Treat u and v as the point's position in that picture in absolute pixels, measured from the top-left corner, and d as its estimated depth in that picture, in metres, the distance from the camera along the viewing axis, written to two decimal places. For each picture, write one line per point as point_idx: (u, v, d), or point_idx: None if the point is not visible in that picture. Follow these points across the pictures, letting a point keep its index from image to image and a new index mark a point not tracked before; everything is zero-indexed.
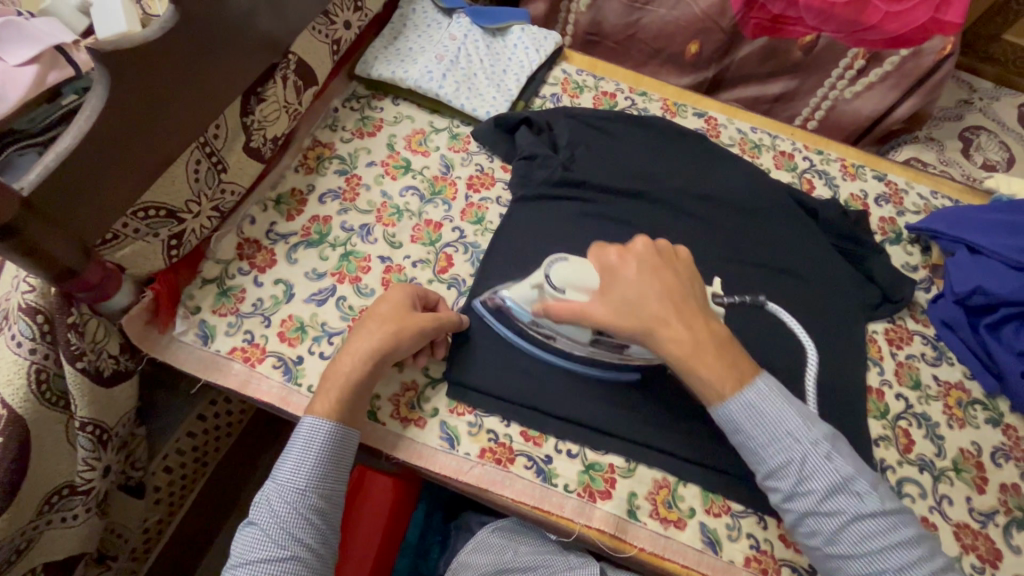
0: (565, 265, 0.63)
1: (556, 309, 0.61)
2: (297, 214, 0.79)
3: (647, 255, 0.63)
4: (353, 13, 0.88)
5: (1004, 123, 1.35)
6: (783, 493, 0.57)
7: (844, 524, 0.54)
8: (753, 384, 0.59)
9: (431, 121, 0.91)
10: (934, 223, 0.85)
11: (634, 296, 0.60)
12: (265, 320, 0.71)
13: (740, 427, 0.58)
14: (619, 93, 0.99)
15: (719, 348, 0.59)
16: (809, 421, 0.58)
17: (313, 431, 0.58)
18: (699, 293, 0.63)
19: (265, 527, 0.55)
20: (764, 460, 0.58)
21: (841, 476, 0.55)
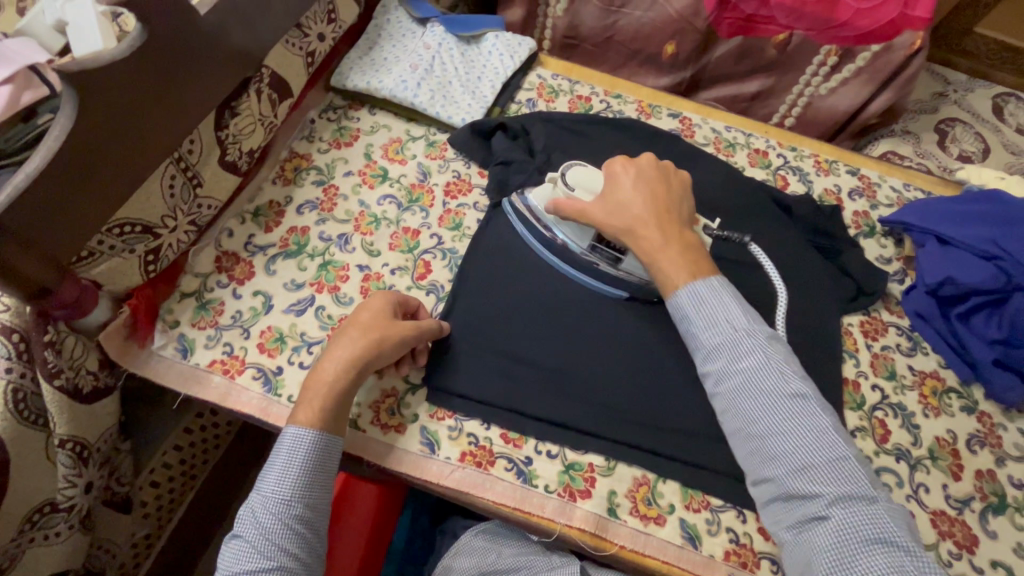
0: (579, 170, 0.75)
1: (563, 206, 0.73)
2: (275, 225, 0.80)
3: (646, 168, 0.73)
4: (327, 25, 0.89)
5: (979, 114, 1.36)
6: (715, 373, 0.62)
7: (765, 402, 0.59)
8: (705, 279, 0.66)
9: (407, 130, 0.92)
10: (906, 216, 0.86)
11: (626, 201, 0.71)
12: (244, 332, 0.71)
13: (686, 315, 0.65)
14: (595, 96, 1.00)
15: (685, 246, 0.68)
16: (751, 317, 0.64)
17: (298, 439, 0.59)
18: (684, 208, 0.72)
19: (251, 538, 0.55)
20: (703, 342, 0.64)
21: (771, 360, 0.60)
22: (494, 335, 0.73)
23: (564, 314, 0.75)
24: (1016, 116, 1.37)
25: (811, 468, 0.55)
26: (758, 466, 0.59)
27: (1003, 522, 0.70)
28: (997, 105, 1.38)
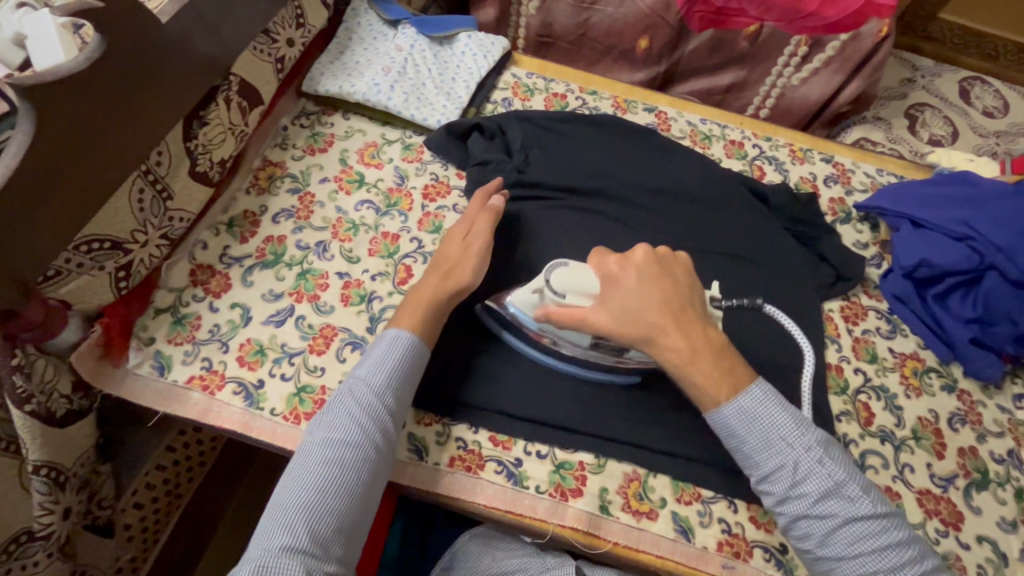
0: (565, 271, 0.66)
1: (557, 316, 0.64)
2: (250, 236, 0.78)
3: (646, 265, 0.65)
4: (296, 30, 0.87)
5: (947, 99, 1.39)
6: (778, 496, 0.57)
7: (834, 526, 0.54)
8: (746, 392, 0.59)
9: (383, 133, 0.90)
10: (880, 200, 0.87)
11: (633, 303, 0.62)
12: (222, 346, 0.70)
13: (736, 434, 0.59)
14: (570, 93, 1.00)
15: (715, 352, 0.61)
16: (802, 426, 0.58)
17: (397, 340, 0.63)
18: (696, 299, 0.65)
19: (345, 411, 0.58)
20: (758, 462, 0.58)
21: (835, 482, 0.55)
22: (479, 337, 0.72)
23: None
24: (982, 98, 1.40)
25: None
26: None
27: (987, 497, 0.71)
28: (964, 88, 1.41)
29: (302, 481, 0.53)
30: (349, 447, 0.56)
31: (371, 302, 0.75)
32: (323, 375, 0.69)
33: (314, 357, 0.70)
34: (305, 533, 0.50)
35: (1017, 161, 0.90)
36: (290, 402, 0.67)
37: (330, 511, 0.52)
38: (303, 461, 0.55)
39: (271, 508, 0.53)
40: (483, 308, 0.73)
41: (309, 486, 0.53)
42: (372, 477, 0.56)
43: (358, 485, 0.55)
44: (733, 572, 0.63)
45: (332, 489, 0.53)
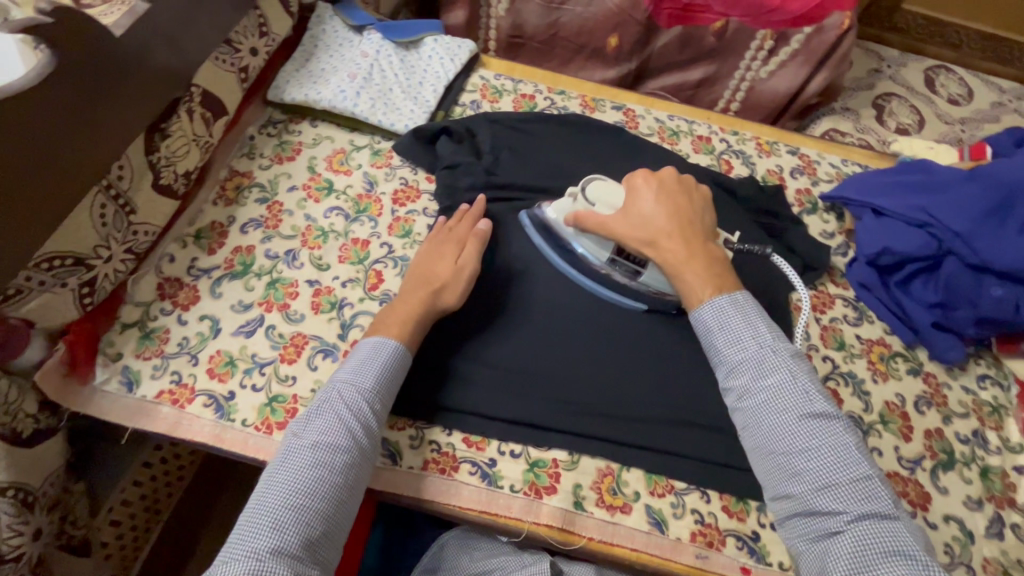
0: (601, 185, 0.73)
1: (584, 218, 0.72)
2: (219, 246, 0.78)
3: (669, 181, 0.72)
4: (259, 39, 0.87)
5: (913, 88, 1.41)
6: (738, 390, 0.61)
7: (786, 421, 0.57)
8: (729, 295, 0.64)
9: (351, 140, 0.90)
10: (844, 191, 0.89)
11: (649, 214, 0.70)
12: (192, 359, 0.69)
13: (710, 332, 0.63)
14: (539, 94, 1.01)
15: (711, 262, 0.66)
16: (777, 336, 0.61)
17: (382, 346, 0.64)
18: (707, 222, 0.71)
19: (326, 417, 0.58)
20: (725, 359, 0.62)
21: (796, 383, 0.58)
22: (451, 339, 0.72)
23: (520, 310, 0.75)
24: (947, 86, 1.43)
25: (834, 489, 0.53)
26: (777, 479, 0.57)
27: (953, 477, 0.73)
28: (929, 77, 1.44)
29: (287, 484, 0.53)
30: (335, 451, 0.56)
31: (342, 309, 0.75)
32: (295, 384, 0.69)
33: (285, 366, 0.70)
34: (292, 536, 0.51)
35: (974, 146, 0.92)
36: (262, 412, 0.67)
37: (315, 513, 0.53)
38: (286, 464, 0.55)
39: (253, 510, 0.53)
40: (526, 216, 0.81)
41: (294, 489, 0.53)
42: (356, 481, 0.57)
43: (342, 489, 0.55)
44: (707, 562, 0.64)
45: (317, 493, 0.54)
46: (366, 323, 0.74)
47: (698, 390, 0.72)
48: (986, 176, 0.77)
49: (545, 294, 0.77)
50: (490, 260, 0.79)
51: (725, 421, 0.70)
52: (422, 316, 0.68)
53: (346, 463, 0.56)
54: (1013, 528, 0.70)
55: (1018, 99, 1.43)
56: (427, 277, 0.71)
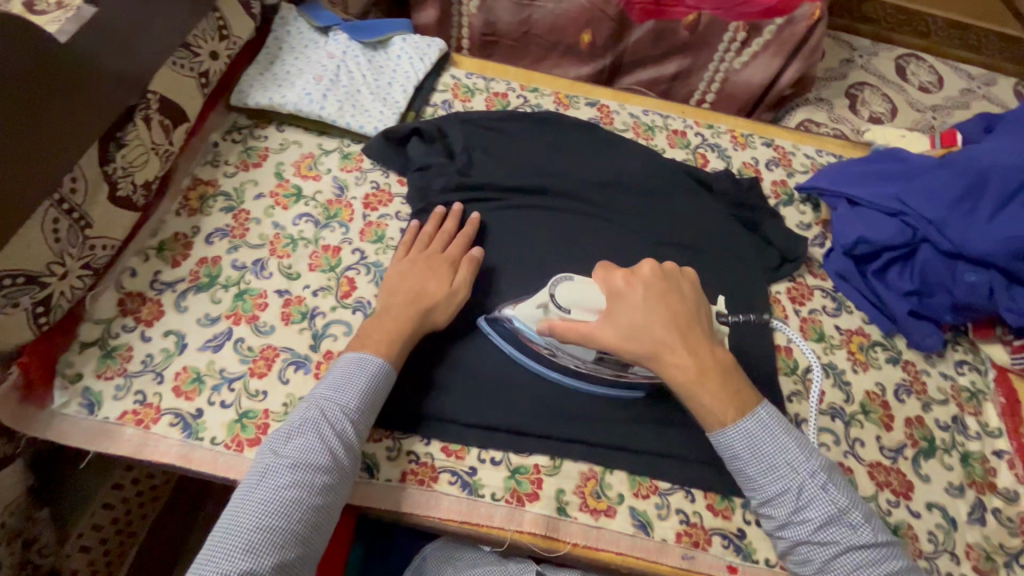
0: (571, 285, 0.65)
1: (562, 329, 0.63)
2: (183, 259, 0.75)
3: (653, 280, 0.65)
4: (220, 42, 0.84)
5: (885, 76, 1.42)
6: (779, 521, 0.59)
7: (837, 552, 0.56)
8: (752, 414, 0.60)
9: (319, 143, 0.88)
10: (818, 181, 0.89)
11: (642, 321, 0.62)
12: (156, 377, 0.67)
13: (739, 458, 0.60)
14: (511, 92, 0.99)
15: (724, 373, 0.61)
16: (806, 451, 0.59)
17: (368, 361, 0.62)
18: (702, 318, 0.65)
19: (306, 436, 0.56)
20: (761, 487, 0.59)
21: (836, 508, 0.57)
22: (427, 345, 0.71)
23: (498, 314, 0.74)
24: (918, 74, 1.44)
25: None
26: None
27: (934, 464, 0.73)
28: (900, 66, 1.45)
29: (265, 505, 0.51)
30: (316, 470, 0.54)
31: (314, 318, 0.73)
32: (266, 399, 0.67)
33: (255, 380, 0.67)
34: (269, 560, 0.49)
35: (944, 133, 0.92)
36: (231, 429, 0.64)
37: (294, 535, 0.51)
38: (264, 483, 0.53)
39: (227, 531, 0.50)
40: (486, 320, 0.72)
41: (272, 510, 0.51)
42: (335, 501, 0.56)
43: (322, 510, 0.54)
44: (693, 563, 0.63)
45: (297, 514, 0.52)
46: (339, 332, 0.72)
47: None
48: (955, 162, 0.77)
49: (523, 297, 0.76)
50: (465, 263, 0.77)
51: None
52: (395, 323, 0.66)
53: (327, 484, 0.55)
54: (994, 512, 0.71)
55: (986, 85, 1.45)
56: (402, 288, 0.69)
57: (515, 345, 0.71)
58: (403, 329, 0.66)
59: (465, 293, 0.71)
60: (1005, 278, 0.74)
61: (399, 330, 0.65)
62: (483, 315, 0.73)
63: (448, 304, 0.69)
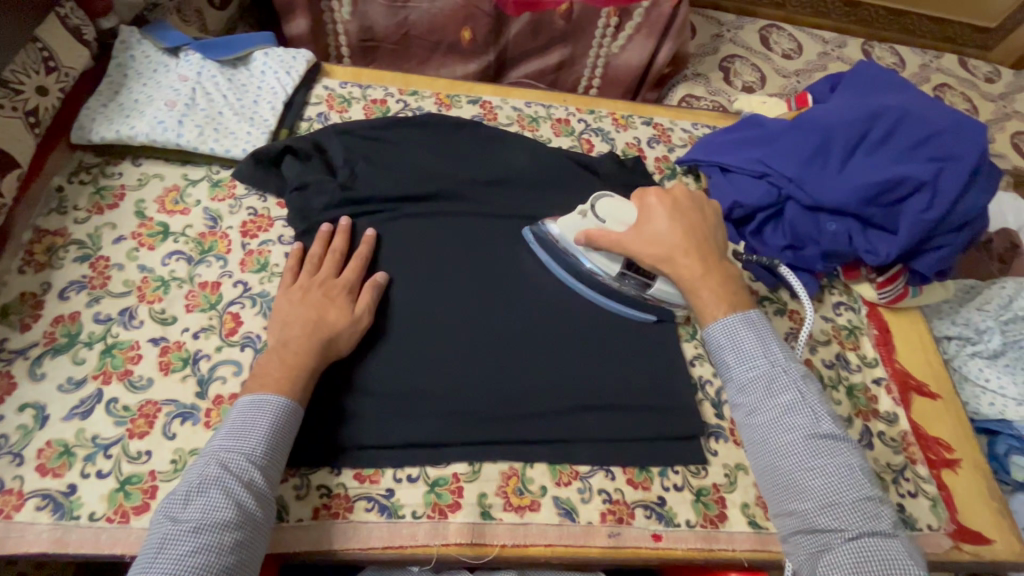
0: (609, 202, 0.76)
1: (597, 235, 0.73)
2: (34, 321, 0.67)
3: (682, 200, 0.75)
4: (47, 75, 0.76)
5: (752, 47, 1.52)
6: (747, 406, 0.63)
7: (795, 437, 0.59)
8: (741, 314, 0.66)
9: (184, 174, 0.82)
10: (694, 153, 0.94)
11: (663, 231, 0.72)
12: (15, 458, 0.59)
13: (721, 348, 0.65)
14: (390, 97, 0.96)
15: (724, 279, 0.69)
16: (787, 355, 0.64)
17: (268, 402, 0.58)
18: (717, 238, 0.74)
19: (210, 496, 0.51)
20: (735, 374, 0.64)
21: (806, 401, 0.60)
22: (326, 372, 0.67)
23: (400, 327, 0.72)
24: (780, 43, 1.55)
25: (838, 509, 0.55)
26: (785, 497, 0.58)
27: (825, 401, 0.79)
28: (764, 36, 1.55)
29: None
30: (223, 529, 0.50)
31: (197, 363, 0.67)
32: (150, 460, 0.61)
33: (135, 442, 0.61)
34: None
35: (798, 98, 0.99)
36: (113, 500, 0.58)
37: None
38: (163, 555, 0.48)
39: None
40: (531, 233, 0.81)
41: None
42: (250, 554, 0.52)
43: (236, 569, 0.50)
44: (620, 539, 0.65)
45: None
46: (229, 373, 0.67)
47: (588, 370, 0.72)
48: (806, 123, 0.84)
49: (424, 305, 0.74)
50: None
51: (617, 395, 0.71)
52: (287, 355, 0.62)
53: (236, 542, 0.51)
54: (879, 436, 0.78)
55: (839, 47, 1.58)
56: (290, 319, 0.65)
57: (556, 254, 0.78)
58: (295, 360, 0.62)
59: (367, 317, 0.69)
60: (860, 224, 0.81)
61: (292, 361, 0.62)
62: (528, 228, 0.81)
63: (344, 329, 0.66)
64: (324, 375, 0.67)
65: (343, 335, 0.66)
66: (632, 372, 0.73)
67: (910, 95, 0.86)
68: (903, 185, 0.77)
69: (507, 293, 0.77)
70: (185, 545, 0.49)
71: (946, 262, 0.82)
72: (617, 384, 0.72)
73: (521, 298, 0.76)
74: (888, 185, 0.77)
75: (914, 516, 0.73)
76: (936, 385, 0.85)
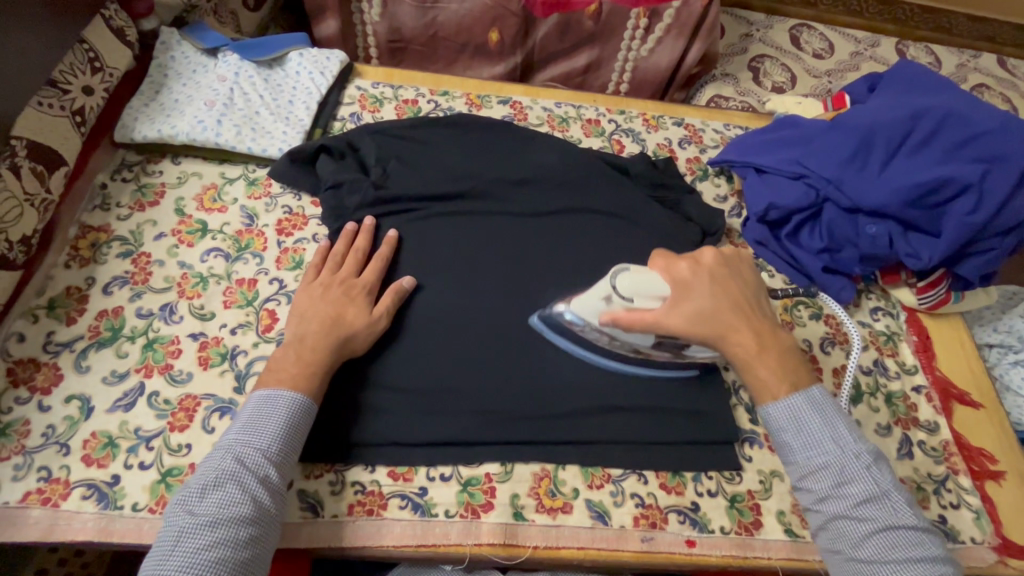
0: (630, 276, 0.64)
1: (630, 321, 0.62)
2: (79, 315, 0.69)
3: (715, 266, 0.66)
4: (93, 75, 0.78)
5: (782, 47, 1.49)
6: (817, 493, 0.57)
7: (874, 531, 0.54)
8: (804, 392, 0.60)
9: (221, 172, 0.83)
10: (727, 154, 0.93)
11: (705, 306, 0.62)
12: (62, 448, 0.61)
13: (783, 430, 0.59)
14: (420, 98, 0.97)
15: (781, 354, 0.62)
16: (856, 434, 0.59)
17: (284, 397, 0.59)
18: (766, 306, 0.66)
19: (224, 490, 0.52)
20: (799, 459, 0.59)
21: (882, 488, 0.55)
22: (341, 369, 0.67)
23: (431, 326, 0.72)
24: (811, 42, 1.52)
25: None
26: None
27: (863, 409, 0.77)
28: (795, 36, 1.52)
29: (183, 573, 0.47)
30: (239, 524, 0.51)
31: (235, 358, 0.68)
32: (190, 452, 0.62)
33: (176, 435, 0.63)
34: None
35: (835, 97, 0.97)
36: (155, 491, 0.60)
37: None
38: (180, 548, 0.49)
39: None
40: (537, 319, 0.72)
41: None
42: (264, 546, 0.53)
43: (249, 565, 0.51)
44: (653, 544, 0.64)
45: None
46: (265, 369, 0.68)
47: (620, 373, 0.72)
48: (845, 124, 0.83)
49: (456, 305, 0.74)
50: (384, 280, 0.74)
51: (649, 398, 0.71)
52: (303, 350, 0.63)
53: (252, 536, 0.52)
54: (920, 445, 0.76)
55: (872, 47, 1.54)
56: (321, 319, 0.65)
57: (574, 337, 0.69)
58: (312, 356, 0.62)
59: (384, 319, 0.68)
60: (902, 226, 0.79)
61: (308, 358, 0.62)
62: (535, 315, 0.72)
63: (361, 328, 0.66)
64: (338, 372, 0.67)
65: (360, 334, 0.66)
66: (666, 373, 0.73)
67: (954, 95, 0.83)
68: (947, 187, 0.75)
69: (539, 292, 0.76)
70: (200, 540, 0.49)
71: (991, 267, 0.79)
72: (650, 387, 0.71)
73: (552, 298, 0.76)
74: (933, 187, 0.75)
75: (957, 528, 0.70)
76: (979, 395, 0.82)
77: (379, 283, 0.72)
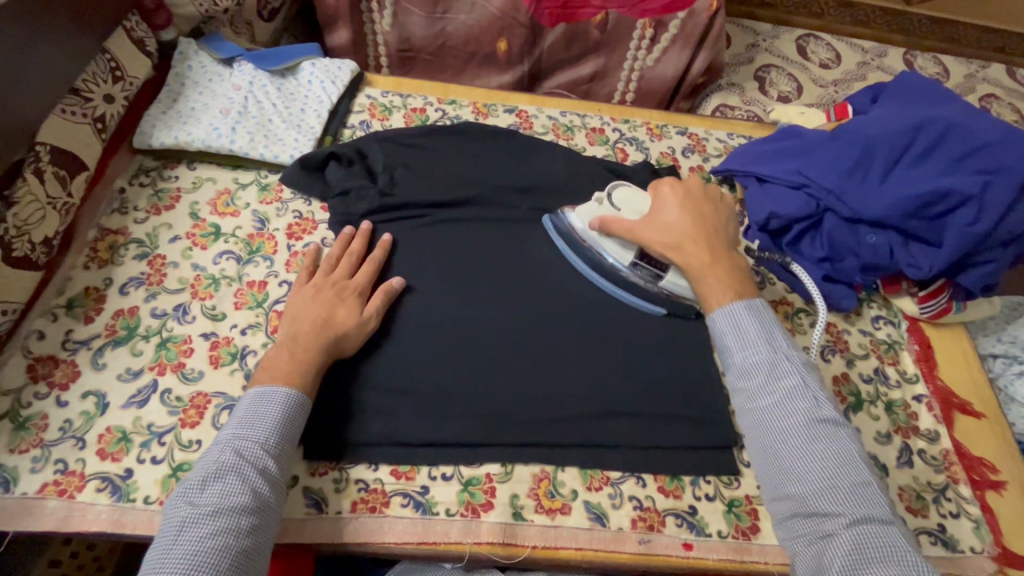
0: (627, 192, 0.78)
1: (610, 224, 0.75)
2: (96, 314, 0.72)
3: (694, 190, 0.76)
4: (114, 84, 0.81)
5: (788, 57, 1.50)
6: (747, 390, 0.63)
7: (793, 421, 0.59)
8: (746, 300, 0.67)
9: (235, 178, 0.86)
10: (730, 163, 0.94)
11: (673, 220, 0.73)
12: (78, 443, 0.63)
13: (724, 334, 0.66)
14: (429, 106, 0.99)
15: (734, 271, 0.69)
16: (790, 343, 0.64)
17: (280, 393, 0.61)
18: (730, 234, 0.74)
19: (225, 480, 0.54)
20: (736, 360, 0.64)
21: (806, 386, 0.60)
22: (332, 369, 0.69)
23: (434, 329, 0.74)
24: (818, 52, 1.53)
25: (832, 492, 0.55)
26: (780, 481, 0.58)
27: (862, 416, 0.77)
28: (801, 46, 1.53)
29: (186, 561, 0.49)
30: (239, 512, 0.53)
31: (244, 358, 0.70)
32: (200, 449, 0.64)
33: (187, 431, 0.65)
34: None
35: (838, 108, 0.98)
36: (166, 485, 0.62)
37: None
38: (183, 538, 0.51)
39: None
40: (548, 219, 0.84)
41: (197, 563, 0.49)
42: (264, 535, 0.54)
43: (250, 552, 0.52)
44: (650, 546, 0.65)
45: (226, 562, 0.50)
46: None
47: (620, 378, 0.73)
48: (846, 135, 0.84)
49: (459, 309, 0.76)
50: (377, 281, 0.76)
51: (649, 402, 0.72)
52: (296, 349, 0.64)
53: (253, 525, 0.53)
54: (920, 453, 0.76)
55: (879, 57, 1.54)
56: (325, 321, 0.67)
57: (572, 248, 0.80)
58: (304, 354, 0.64)
59: (373, 320, 0.70)
60: (902, 236, 0.80)
61: (300, 356, 0.64)
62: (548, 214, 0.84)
63: (350, 329, 0.68)
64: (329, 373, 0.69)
65: (350, 334, 0.68)
66: (667, 379, 0.74)
67: (957, 107, 0.84)
68: (948, 198, 0.75)
69: (541, 298, 0.78)
70: (202, 529, 0.51)
71: (992, 278, 0.80)
72: (650, 392, 0.72)
73: (553, 304, 0.78)
74: (933, 198, 0.75)
75: (956, 537, 0.71)
76: (980, 404, 0.82)
77: (371, 284, 0.74)
